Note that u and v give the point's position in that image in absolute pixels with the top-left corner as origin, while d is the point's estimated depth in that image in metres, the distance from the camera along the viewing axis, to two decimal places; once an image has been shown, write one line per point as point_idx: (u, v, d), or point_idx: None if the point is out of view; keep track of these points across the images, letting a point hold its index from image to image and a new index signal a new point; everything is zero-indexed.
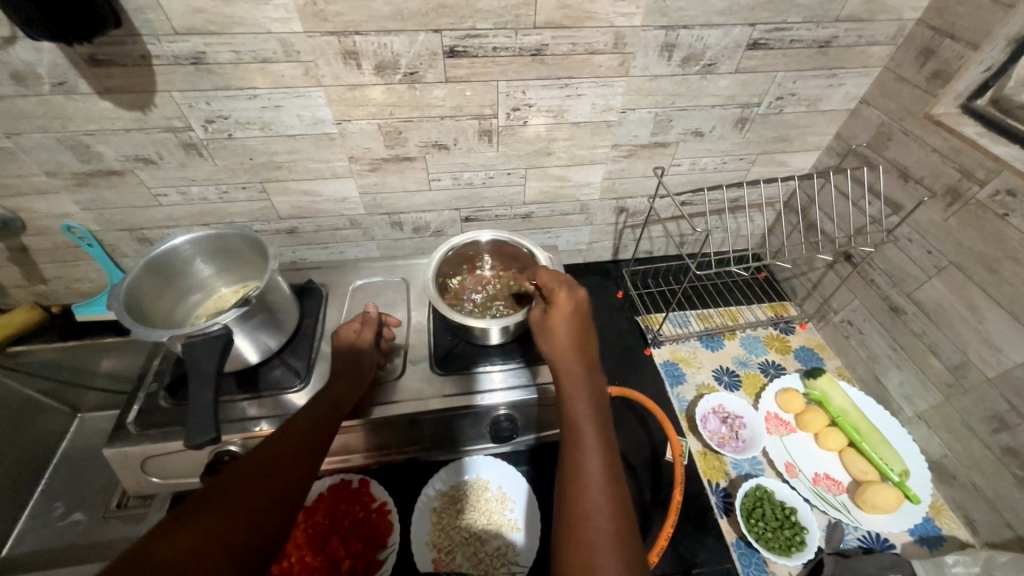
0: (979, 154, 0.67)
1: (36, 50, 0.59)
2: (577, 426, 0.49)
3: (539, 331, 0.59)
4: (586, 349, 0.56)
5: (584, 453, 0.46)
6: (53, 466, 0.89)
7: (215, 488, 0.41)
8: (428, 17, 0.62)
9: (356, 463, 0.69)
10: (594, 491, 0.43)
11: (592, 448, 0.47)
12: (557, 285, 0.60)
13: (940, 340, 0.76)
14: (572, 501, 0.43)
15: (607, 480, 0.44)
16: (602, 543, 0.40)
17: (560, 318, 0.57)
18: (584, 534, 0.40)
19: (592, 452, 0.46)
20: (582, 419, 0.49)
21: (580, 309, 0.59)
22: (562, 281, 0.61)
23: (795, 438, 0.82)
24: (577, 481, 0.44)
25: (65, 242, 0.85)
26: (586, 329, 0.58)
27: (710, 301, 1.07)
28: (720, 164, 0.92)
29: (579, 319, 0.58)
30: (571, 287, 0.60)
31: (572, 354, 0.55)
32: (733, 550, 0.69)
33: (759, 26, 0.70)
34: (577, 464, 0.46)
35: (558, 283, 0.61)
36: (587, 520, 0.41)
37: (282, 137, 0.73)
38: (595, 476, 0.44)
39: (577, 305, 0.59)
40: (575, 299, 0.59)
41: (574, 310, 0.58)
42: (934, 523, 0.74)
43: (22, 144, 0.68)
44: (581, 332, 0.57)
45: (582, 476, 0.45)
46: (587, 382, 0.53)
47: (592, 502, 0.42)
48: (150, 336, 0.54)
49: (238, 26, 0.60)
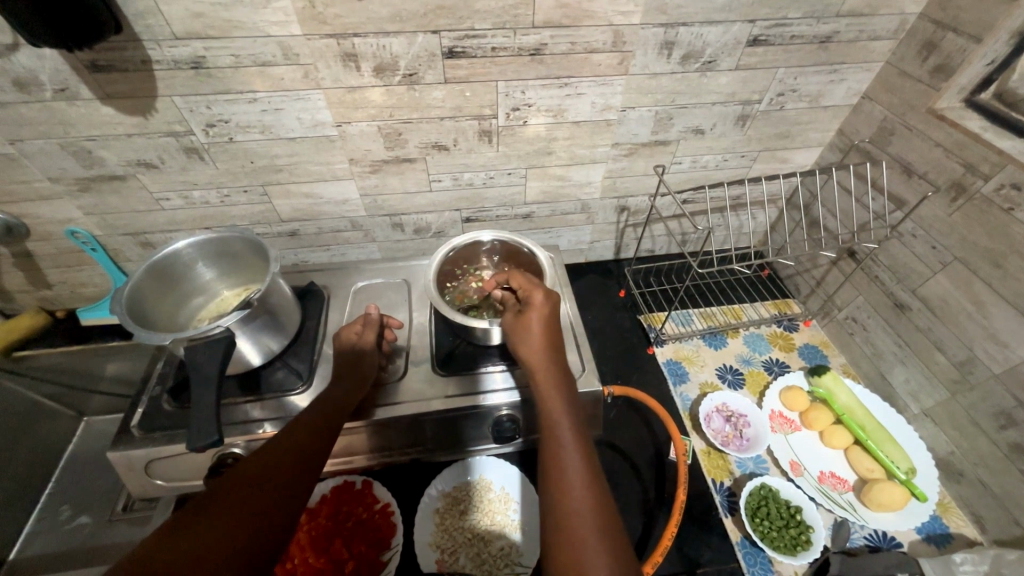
0: (983, 148, 0.66)
1: (37, 56, 0.59)
2: (555, 428, 0.49)
3: (513, 335, 0.60)
4: (559, 350, 0.57)
5: (564, 452, 0.46)
6: (61, 468, 0.90)
7: (218, 490, 0.41)
8: (427, 18, 0.62)
9: (359, 464, 0.69)
10: (578, 489, 0.43)
11: (571, 447, 0.47)
12: (533, 288, 0.62)
13: (945, 336, 0.75)
14: (557, 501, 0.43)
15: (590, 479, 0.44)
16: (590, 540, 0.40)
17: (532, 322, 0.58)
18: (573, 533, 0.40)
19: (572, 452, 0.46)
20: (561, 420, 0.49)
21: (554, 311, 0.60)
22: (537, 282, 0.63)
23: (800, 436, 0.82)
24: (560, 481, 0.44)
25: (69, 247, 0.86)
26: (557, 331, 0.59)
27: (713, 299, 1.06)
28: (722, 162, 0.91)
29: (550, 322, 0.59)
30: (545, 287, 0.62)
31: (546, 357, 0.55)
32: (738, 548, 0.68)
33: (760, 22, 0.69)
34: (558, 463, 0.46)
35: (532, 286, 0.62)
36: (575, 518, 0.41)
37: (282, 140, 0.73)
38: (577, 474, 0.44)
39: (549, 308, 0.60)
40: (549, 300, 0.61)
41: (548, 311, 0.59)
42: (941, 521, 0.73)
43: (25, 150, 0.69)
44: (553, 334, 0.58)
45: (564, 476, 0.45)
46: (562, 383, 0.53)
47: (577, 502, 0.42)
48: (153, 339, 0.54)
49: (237, 30, 0.60)
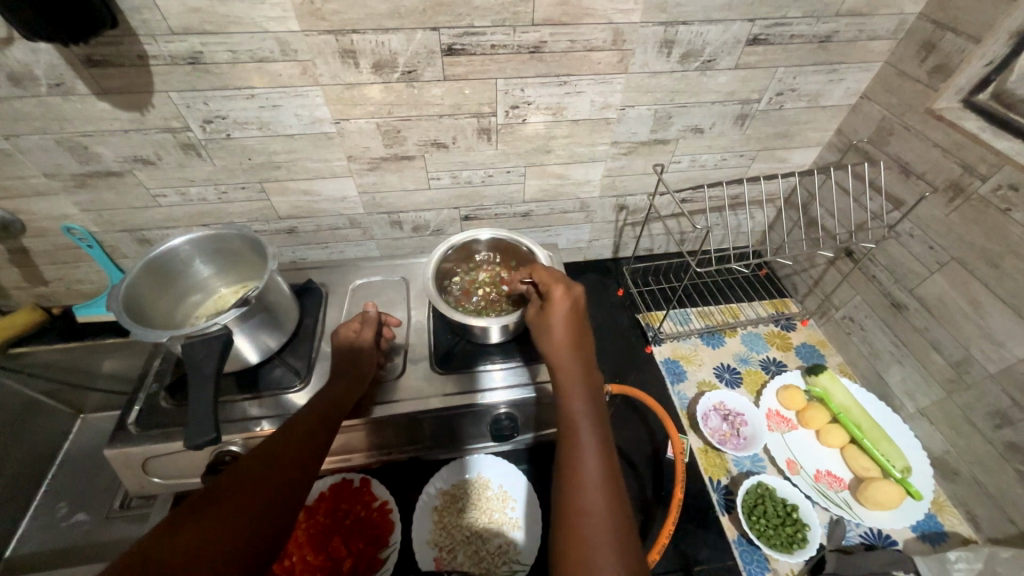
0: (981, 148, 0.66)
1: (32, 50, 0.58)
2: (574, 425, 0.49)
3: (537, 329, 0.60)
4: (582, 346, 0.56)
5: (581, 450, 0.46)
6: (57, 465, 0.90)
7: (215, 488, 0.41)
8: (425, 15, 0.62)
9: (357, 462, 0.70)
10: (592, 488, 0.43)
11: (589, 446, 0.47)
12: (554, 282, 0.61)
13: (941, 336, 0.75)
14: (571, 499, 0.43)
15: (604, 478, 0.44)
16: (602, 542, 0.40)
17: (556, 317, 0.58)
18: (583, 533, 0.40)
19: (589, 451, 0.46)
20: (580, 417, 0.50)
21: (577, 306, 0.59)
22: (557, 277, 0.62)
23: (797, 435, 0.82)
24: (575, 480, 0.44)
25: (65, 243, 0.85)
26: (582, 327, 0.58)
27: (711, 298, 1.06)
28: (721, 161, 0.91)
29: (575, 318, 0.58)
30: (568, 283, 0.62)
31: (569, 353, 0.55)
32: (734, 547, 0.68)
33: (759, 21, 0.69)
34: (574, 462, 0.46)
35: (556, 280, 0.62)
36: (587, 518, 0.41)
37: (280, 137, 0.73)
38: (592, 474, 0.44)
39: (573, 303, 0.59)
40: (572, 295, 0.60)
41: (570, 307, 0.59)
42: (936, 519, 0.74)
43: (20, 146, 0.68)
44: (578, 330, 0.57)
45: (579, 475, 0.45)
46: (584, 381, 0.53)
47: (590, 500, 0.43)
48: (150, 337, 0.54)
49: (234, 25, 0.59)
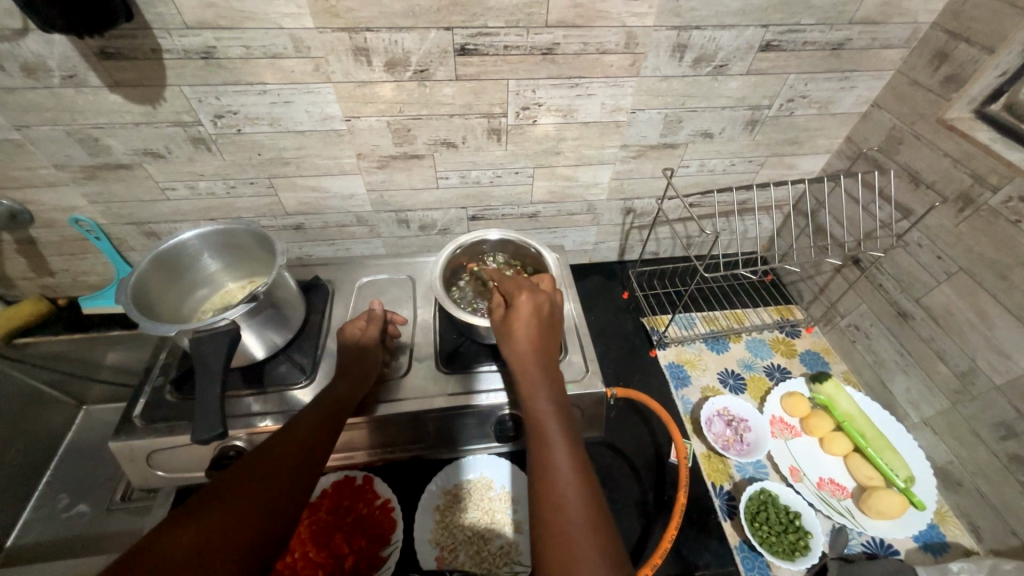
0: (992, 159, 0.66)
1: (46, 41, 0.59)
2: (543, 426, 0.49)
3: (498, 337, 0.58)
4: (547, 349, 0.55)
5: (553, 450, 0.46)
6: (60, 455, 0.90)
7: (222, 485, 0.41)
8: (440, 14, 0.62)
9: (360, 459, 0.71)
10: (567, 486, 0.43)
11: (561, 448, 0.47)
12: (518, 288, 0.58)
13: (947, 346, 0.75)
14: (546, 500, 0.43)
15: (578, 474, 0.44)
16: (581, 537, 0.40)
17: (520, 321, 0.56)
18: (563, 531, 0.41)
19: (561, 451, 0.46)
20: (548, 417, 0.50)
21: (541, 312, 0.57)
22: (524, 283, 0.59)
23: (801, 442, 0.82)
24: (548, 479, 0.45)
25: (73, 235, 0.86)
26: (547, 329, 0.57)
27: (715, 303, 1.06)
28: (729, 166, 0.91)
29: (539, 320, 0.56)
30: (531, 287, 0.58)
31: (533, 359, 0.54)
32: (736, 553, 0.69)
33: (773, 27, 0.69)
34: (546, 462, 0.46)
35: (518, 287, 0.59)
36: (564, 516, 0.42)
37: (290, 133, 0.73)
38: (566, 473, 0.44)
39: (537, 309, 0.57)
40: (536, 301, 0.57)
41: (534, 315, 0.56)
42: (938, 529, 0.74)
43: (31, 137, 0.68)
44: (543, 334, 0.56)
45: (553, 475, 0.45)
46: (549, 384, 0.53)
47: (565, 497, 0.43)
48: (157, 330, 0.53)
49: (249, 20, 0.59)
